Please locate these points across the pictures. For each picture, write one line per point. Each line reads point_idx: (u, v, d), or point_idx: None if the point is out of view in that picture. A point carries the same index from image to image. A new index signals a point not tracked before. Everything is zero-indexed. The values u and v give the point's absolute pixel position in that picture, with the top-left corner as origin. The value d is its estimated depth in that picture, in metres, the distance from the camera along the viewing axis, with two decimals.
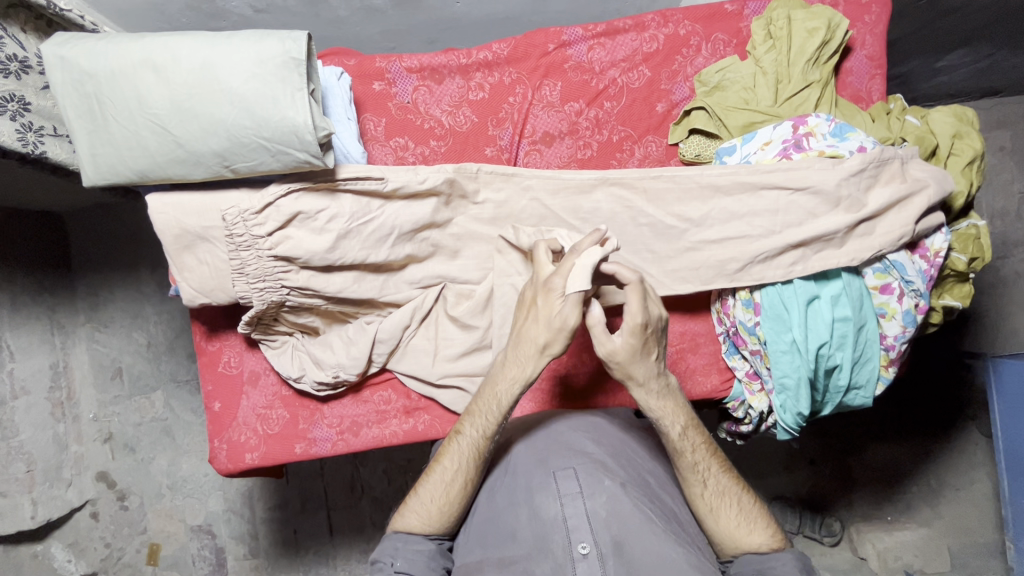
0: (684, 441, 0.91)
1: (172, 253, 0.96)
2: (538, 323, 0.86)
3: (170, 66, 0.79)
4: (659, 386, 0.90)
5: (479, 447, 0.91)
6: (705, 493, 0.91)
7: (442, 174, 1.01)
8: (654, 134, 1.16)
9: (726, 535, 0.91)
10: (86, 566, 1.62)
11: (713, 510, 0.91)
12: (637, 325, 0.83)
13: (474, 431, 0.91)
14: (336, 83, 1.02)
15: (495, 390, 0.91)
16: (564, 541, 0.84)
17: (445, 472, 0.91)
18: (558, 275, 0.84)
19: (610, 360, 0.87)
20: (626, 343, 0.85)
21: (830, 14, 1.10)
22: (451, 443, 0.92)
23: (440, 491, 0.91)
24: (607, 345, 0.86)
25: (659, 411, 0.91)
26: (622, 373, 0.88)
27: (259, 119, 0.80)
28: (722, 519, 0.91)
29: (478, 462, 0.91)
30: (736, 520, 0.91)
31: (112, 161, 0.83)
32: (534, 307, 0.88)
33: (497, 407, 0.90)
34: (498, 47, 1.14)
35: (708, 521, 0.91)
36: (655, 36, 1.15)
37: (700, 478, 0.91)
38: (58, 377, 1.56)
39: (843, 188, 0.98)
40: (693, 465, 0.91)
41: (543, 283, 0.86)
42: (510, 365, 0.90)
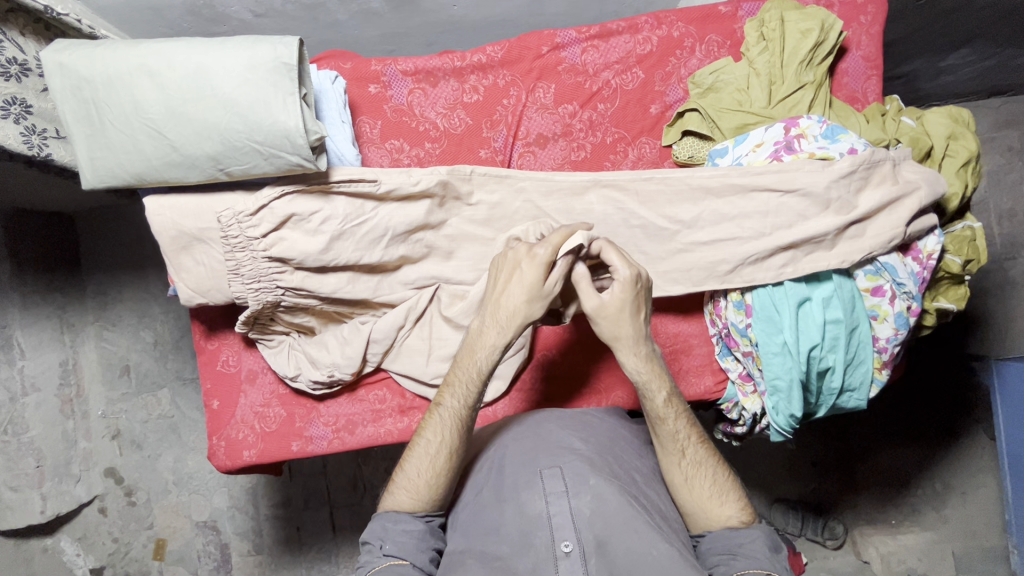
0: (666, 406, 0.92)
1: (171, 254, 0.98)
2: (517, 287, 0.90)
3: (165, 72, 0.81)
4: (643, 349, 0.92)
5: (461, 416, 0.93)
6: (683, 461, 0.93)
7: (435, 176, 1.02)
8: (648, 136, 1.17)
9: (697, 505, 0.92)
10: (95, 560, 1.66)
11: (691, 480, 0.92)
12: (627, 280, 0.89)
13: (454, 401, 0.93)
14: (330, 86, 1.03)
15: (473, 356, 0.93)
16: (547, 538, 0.85)
17: (429, 444, 0.92)
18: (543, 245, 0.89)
19: (600, 318, 0.90)
20: (615, 299, 0.89)
21: (823, 15, 1.09)
22: (432, 414, 0.94)
23: (426, 464, 0.92)
24: (595, 299, 0.90)
25: (644, 375, 0.92)
26: (611, 332, 0.91)
27: (251, 123, 0.82)
28: (697, 489, 0.92)
29: (457, 430, 0.92)
30: (707, 490, 0.92)
31: (109, 164, 0.85)
32: (517, 267, 0.91)
33: (475, 374, 0.93)
34: (492, 50, 1.15)
35: (678, 491, 0.93)
36: (649, 37, 1.16)
37: (678, 447, 0.93)
38: (67, 375, 1.59)
39: (833, 191, 0.98)
40: (674, 433, 0.93)
41: (527, 249, 0.91)
42: (488, 332, 0.93)
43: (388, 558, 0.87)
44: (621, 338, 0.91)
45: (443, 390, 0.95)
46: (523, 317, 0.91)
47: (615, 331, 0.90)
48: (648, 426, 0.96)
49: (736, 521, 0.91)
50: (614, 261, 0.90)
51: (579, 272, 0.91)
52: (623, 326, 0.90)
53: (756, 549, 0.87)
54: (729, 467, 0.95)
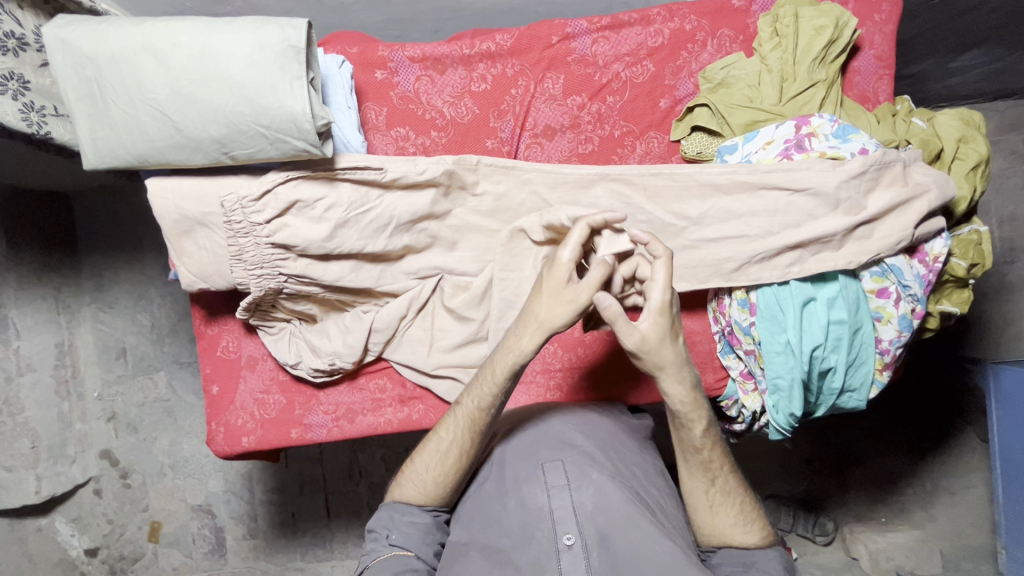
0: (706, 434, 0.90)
1: (172, 238, 0.96)
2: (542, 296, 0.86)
3: (169, 51, 0.79)
4: (687, 376, 0.88)
5: (474, 417, 0.90)
6: (712, 490, 0.92)
7: (442, 165, 1.01)
8: (656, 130, 1.16)
9: (715, 529, 0.93)
10: (89, 541, 1.66)
11: (717, 508, 0.92)
12: (660, 305, 0.83)
13: (470, 401, 0.91)
14: (337, 71, 1.01)
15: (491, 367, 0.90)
16: (549, 530, 0.85)
17: (440, 442, 0.92)
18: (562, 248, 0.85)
19: (642, 350, 0.84)
20: (654, 328, 0.83)
21: (838, 12, 1.08)
22: (448, 414, 0.93)
23: (434, 461, 0.92)
24: (637, 334, 0.83)
25: (688, 402, 0.89)
26: (654, 362, 0.86)
27: (257, 107, 0.80)
28: (719, 517, 0.92)
29: (470, 433, 0.90)
30: (730, 517, 0.92)
31: (111, 145, 0.83)
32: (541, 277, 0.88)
33: (491, 376, 0.89)
34: (501, 39, 1.14)
35: (698, 516, 0.93)
36: (661, 30, 1.14)
37: (709, 476, 0.92)
38: (63, 356, 1.58)
39: (843, 192, 0.97)
40: (707, 463, 0.91)
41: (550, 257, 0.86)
42: (509, 341, 0.89)
43: (394, 547, 0.89)
44: (667, 366, 0.86)
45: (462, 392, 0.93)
46: (557, 317, 0.85)
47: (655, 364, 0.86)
48: (680, 452, 0.94)
49: (754, 542, 0.92)
50: (654, 281, 0.83)
51: (609, 310, 0.82)
52: (666, 354, 0.85)
53: (772, 566, 0.89)
54: (752, 493, 0.94)
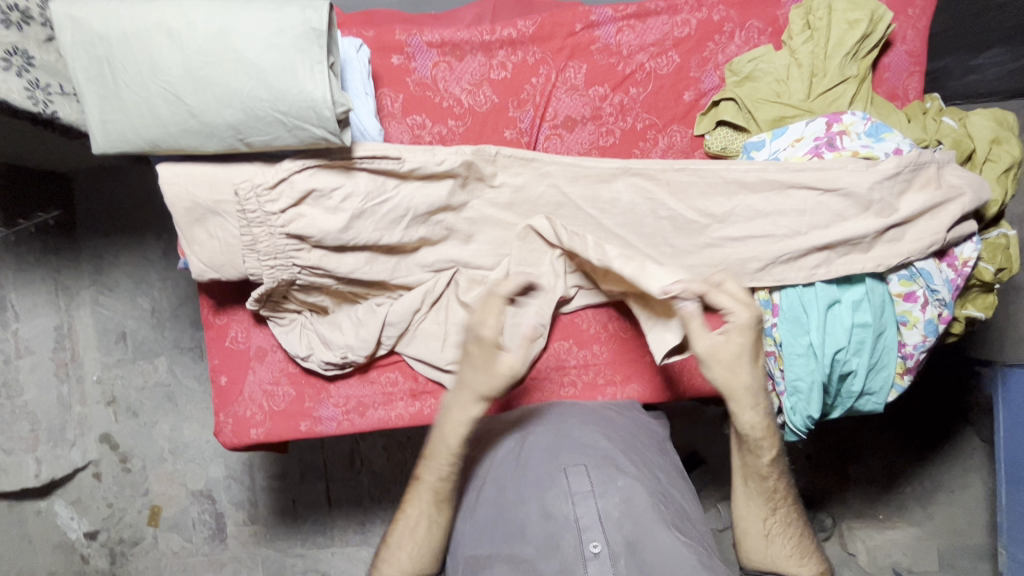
0: (772, 464, 0.95)
1: (183, 226, 0.93)
2: (478, 372, 0.89)
3: (184, 31, 0.76)
4: (761, 404, 0.92)
5: (438, 488, 0.94)
6: (771, 518, 0.96)
7: (460, 156, 0.98)
8: (679, 124, 1.13)
9: (768, 556, 0.97)
10: (88, 523, 1.65)
11: (774, 536, 0.96)
12: (745, 324, 0.87)
13: (431, 475, 0.94)
14: (355, 56, 0.98)
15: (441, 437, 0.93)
16: (575, 539, 0.87)
17: (411, 518, 0.95)
18: (491, 329, 0.88)
19: (716, 364, 0.89)
20: (728, 344, 0.88)
21: (873, 6, 1.05)
22: (411, 490, 0.96)
23: (409, 538, 0.95)
24: (708, 342, 0.88)
25: (763, 431, 0.93)
26: (728, 386, 0.90)
27: (276, 92, 0.77)
28: (774, 545, 0.96)
29: (437, 502, 0.95)
30: (784, 545, 0.97)
31: (122, 129, 0.80)
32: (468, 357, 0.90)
33: (446, 451, 0.92)
34: (523, 25, 1.10)
35: (750, 540, 0.97)
36: (688, 20, 1.11)
37: (770, 505, 0.96)
38: (62, 339, 1.55)
39: (876, 192, 0.95)
40: (770, 492, 0.96)
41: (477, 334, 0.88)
42: (453, 411, 0.92)
43: None
44: (742, 393, 0.90)
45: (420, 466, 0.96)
46: (489, 390, 0.89)
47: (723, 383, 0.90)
48: (741, 479, 0.97)
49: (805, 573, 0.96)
50: (728, 302, 0.87)
51: (688, 312, 0.89)
52: (739, 375, 0.89)
53: None
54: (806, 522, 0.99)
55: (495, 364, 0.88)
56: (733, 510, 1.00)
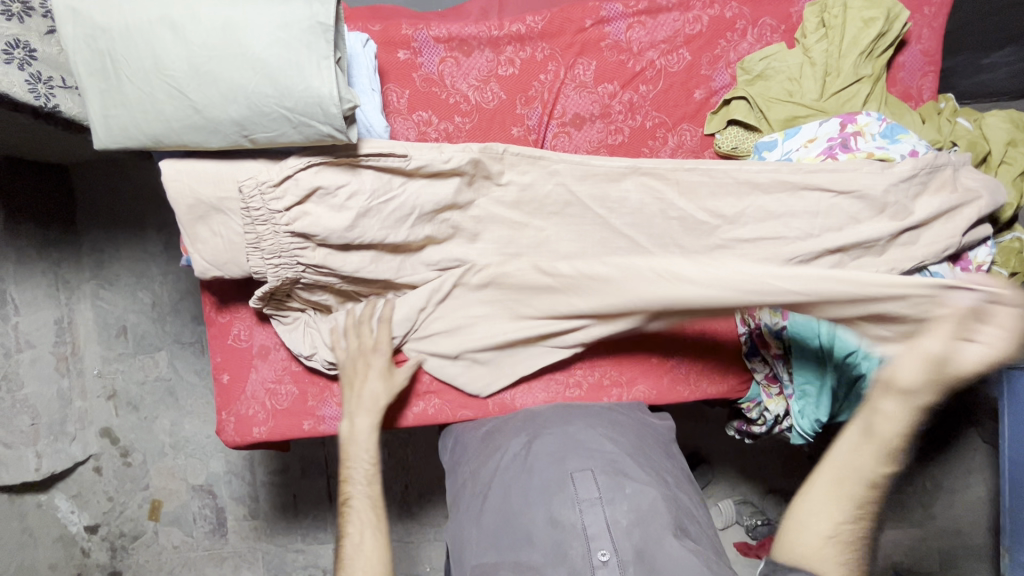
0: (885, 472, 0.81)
1: (186, 223, 0.92)
2: (378, 380, 1.04)
3: (189, 25, 0.74)
4: (915, 420, 0.80)
5: (372, 498, 1.01)
6: (843, 525, 0.81)
7: (467, 153, 0.96)
8: (689, 122, 1.11)
9: (809, 559, 0.81)
10: (89, 517, 1.63)
11: (836, 545, 0.81)
12: (995, 351, 0.73)
13: (359, 486, 1.01)
14: (362, 51, 0.96)
15: (356, 448, 1.02)
16: (583, 547, 0.87)
17: (355, 536, 0.96)
18: (385, 342, 1.04)
19: (930, 354, 0.77)
20: (955, 348, 0.76)
21: (889, 4, 1.04)
22: (345, 513, 0.98)
23: (359, 560, 0.94)
24: (948, 342, 0.76)
25: (901, 439, 0.80)
26: (915, 380, 0.78)
27: (281, 88, 0.75)
28: (825, 555, 0.81)
29: (374, 511, 0.99)
30: (839, 560, 0.80)
31: (125, 125, 0.78)
32: (367, 371, 1.04)
33: (365, 456, 1.02)
34: (532, 21, 1.08)
35: (806, 535, 0.82)
36: (699, 17, 1.09)
37: (848, 514, 0.81)
38: (63, 333, 1.54)
39: (891, 195, 0.93)
40: (856, 501, 0.81)
41: (370, 347, 1.04)
42: (362, 421, 1.02)
43: None
44: (920, 390, 0.78)
45: (344, 485, 1.01)
46: (387, 397, 1.04)
47: (902, 375, 0.78)
48: (838, 470, 0.83)
49: None
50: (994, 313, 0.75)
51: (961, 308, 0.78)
52: (935, 382, 0.77)
53: None
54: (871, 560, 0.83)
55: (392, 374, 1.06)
56: (801, 496, 0.85)
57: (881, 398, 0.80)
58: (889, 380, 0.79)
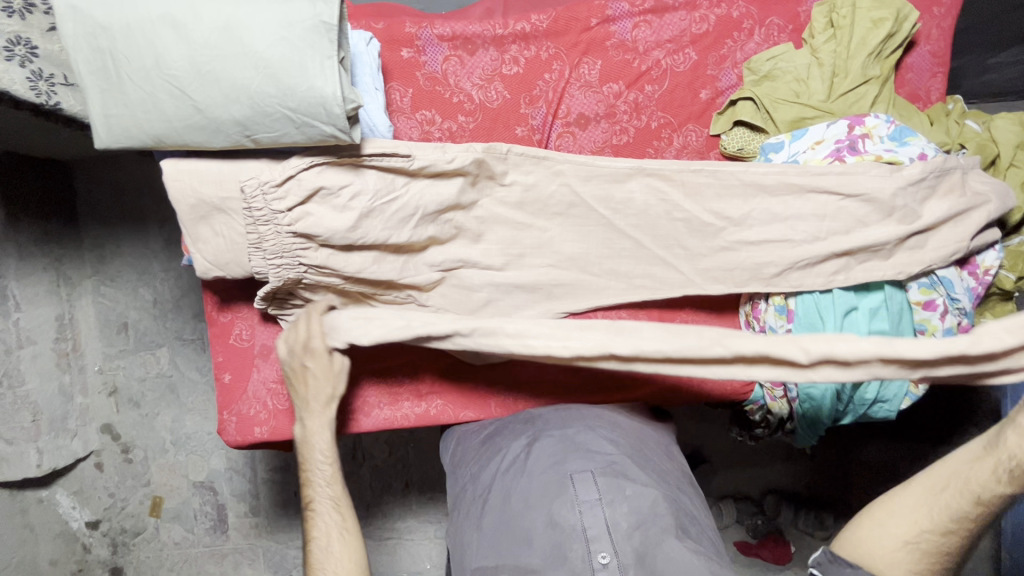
0: (999, 497, 0.78)
1: (187, 223, 0.91)
2: (322, 380, 0.99)
3: (190, 23, 0.73)
4: None
5: (337, 497, 1.02)
6: (930, 532, 0.83)
7: (471, 153, 0.95)
8: (695, 123, 1.10)
9: (876, 555, 0.85)
10: (90, 513, 1.64)
11: (911, 551, 0.84)
12: None
13: (320, 487, 1.01)
14: (365, 49, 0.95)
15: (311, 451, 1.01)
16: (583, 550, 0.86)
17: (328, 535, 0.99)
18: (317, 337, 0.97)
19: None
20: None
21: (899, 4, 1.03)
22: (312, 516, 1.00)
23: (332, 558, 0.97)
24: None
25: None
26: None
27: (284, 88, 0.74)
28: (898, 556, 0.84)
29: (341, 508, 1.01)
30: (910, 564, 0.84)
31: (126, 124, 0.77)
32: (307, 372, 0.99)
33: (320, 456, 1.01)
34: (537, 19, 1.07)
35: (882, 532, 0.86)
36: (706, 16, 1.08)
37: (939, 525, 0.83)
38: (64, 329, 1.54)
39: (899, 198, 0.92)
40: (956, 513, 0.82)
41: (304, 348, 0.97)
42: (312, 424, 1.01)
43: None
44: None
45: (306, 488, 1.01)
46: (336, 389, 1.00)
47: None
48: (945, 476, 0.84)
49: None
50: None
51: None
52: None
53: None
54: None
55: (330, 365, 0.98)
56: (897, 494, 0.87)
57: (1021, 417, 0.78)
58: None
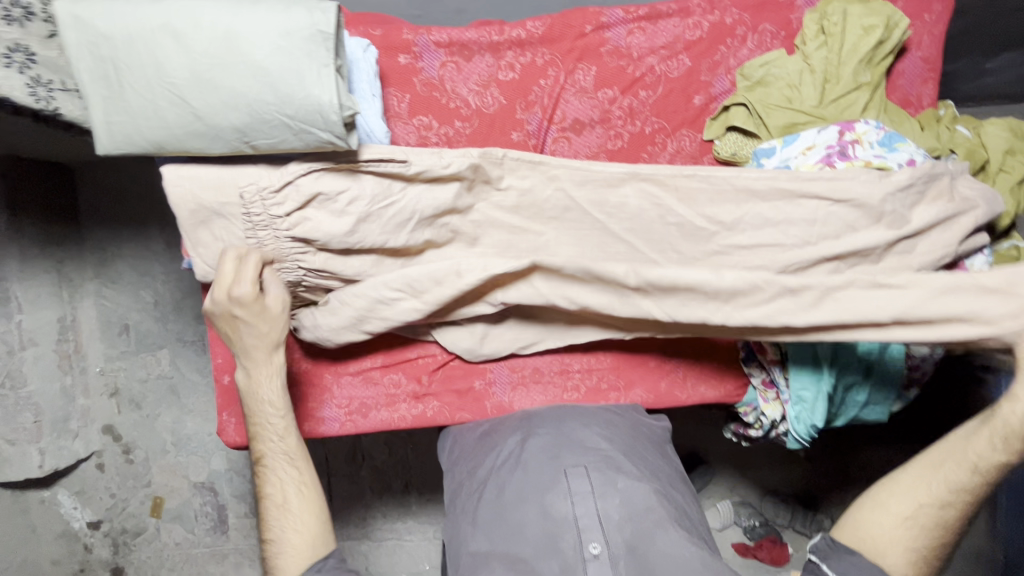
0: (995, 467, 0.82)
1: (187, 228, 0.93)
2: (257, 327, 0.91)
3: (190, 33, 0.75)
4: None
5: (289, 451, 0.97)
6: (928, 505, 0.85)
7: (467, 158, 0.96)
8: (689, 128, 1.12)
9: (879, 532, 0.86)
10: (92, 514, 1.65)
11: (911, 526, 0.85)
12: None
13: (271, 441, 0.97)
14: (362, 56, 0.97)
15: (259, 403, 0.95)
16: (575, 540, 0.88)
17: (284, 493, 0.96)
18: (246, 283, 0.88)
19: None
20: None
21: (889, 12, 1.05)
22: (264, 471, 0.97)
23: (290, 515, 0.95)
24: None
25: None
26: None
27: (282, 96, 0.76)
28: (901, 532, 0.85)
29: (293, 464, 0.97)
30: (913, 540, 0.85)
31: (127, 131, 0.79)
32: (236, 320, 0.90)
33: (267, 407, 0.95)
34: (532, 26, 1.09)
35: (883, 510, 0.87)
36: (700, 23, 1.10)
37: (938, 496, 0.85)
38: (66, 331, 1.55)
39: (887, 204, 0.93)
40: (954, 485, 0.84)
41: (230, 297, 0.88)
42: (257, 374, 0.94)
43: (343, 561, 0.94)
44: None
45: (256, 441, 0.97)
46: (276, 333, 0.92)
47: None
48: (938, 452, 0.87)
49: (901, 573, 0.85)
50: None
51: None
52: None
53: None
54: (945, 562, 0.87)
55: (265, 310, 0.90)
56: (893, 474, 0.89)
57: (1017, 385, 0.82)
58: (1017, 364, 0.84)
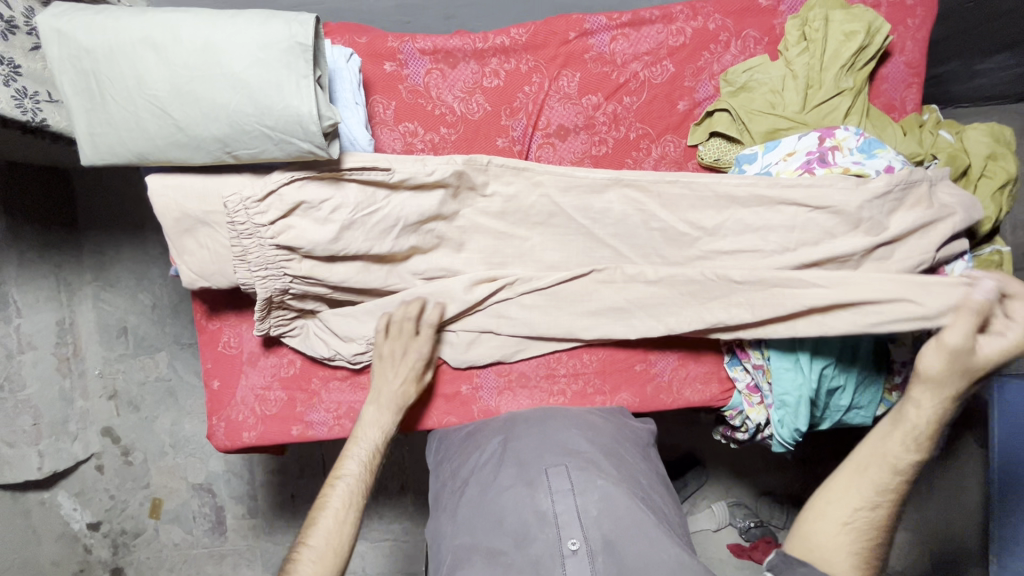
0: (911, 467, 0.83)
1: (173, 236, 0.94)
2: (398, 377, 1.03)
3: (170, 45, 0.76)
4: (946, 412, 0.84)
5: (364, 478, 0.99)
6: (863, 510, 0.84)
7: (452, 166, 0.97)
8: (673, 134, 1.12)
9: (824, 542, 0.84)
10: (92, 514, 1.66)
11: (851, 532, 0.84)
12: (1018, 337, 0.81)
13: (354, 466, 0.99)
14: (345, 66, 0.98)
15: (365, 430, 1.02)
16: (554, 535, 0.89)
17: (337, 511, 0.95)
18: (422, 346, 1.03)
19: (969, 349, 0.81)
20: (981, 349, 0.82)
21: (870, 18, 1.04)
22: (330, 487, 0.98)
23: (333, 532, 0.94)
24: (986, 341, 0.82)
25: (932, 431, 0.84)
26: (935, 372, 0.83)
27: (261, 107, 0.77)
28: (845, 539, 0.84)
29: (361, 493, 0.98)
30: (854, 548, 0.83)
31: (111, 142, 0.80)
32: (394, 360, 1.03)
33: (378, 439, 1.02)
34: (516, 33, 1.10)
35: (824, 518, 0.85)
36: (683, 29, 1.10)
37: (874, 501, 0.84)
38: (65, 334, 1.57)
39: (865, 211, 0.93)
40: (885, 486, 0.84)
41: (410, 339, 1.03)
42: (381, 408, 1.02)
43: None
44: (949, 386, 0.83)
45: (342, 461, 1.00)
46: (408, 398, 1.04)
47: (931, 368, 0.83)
48: (865, 456, 0.86)
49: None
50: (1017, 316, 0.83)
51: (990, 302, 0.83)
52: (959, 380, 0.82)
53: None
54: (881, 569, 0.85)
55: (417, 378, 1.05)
56: (827, 483, 0.88)
57: (917, 392, 0.84)
58: (915, 373, 0.85)
